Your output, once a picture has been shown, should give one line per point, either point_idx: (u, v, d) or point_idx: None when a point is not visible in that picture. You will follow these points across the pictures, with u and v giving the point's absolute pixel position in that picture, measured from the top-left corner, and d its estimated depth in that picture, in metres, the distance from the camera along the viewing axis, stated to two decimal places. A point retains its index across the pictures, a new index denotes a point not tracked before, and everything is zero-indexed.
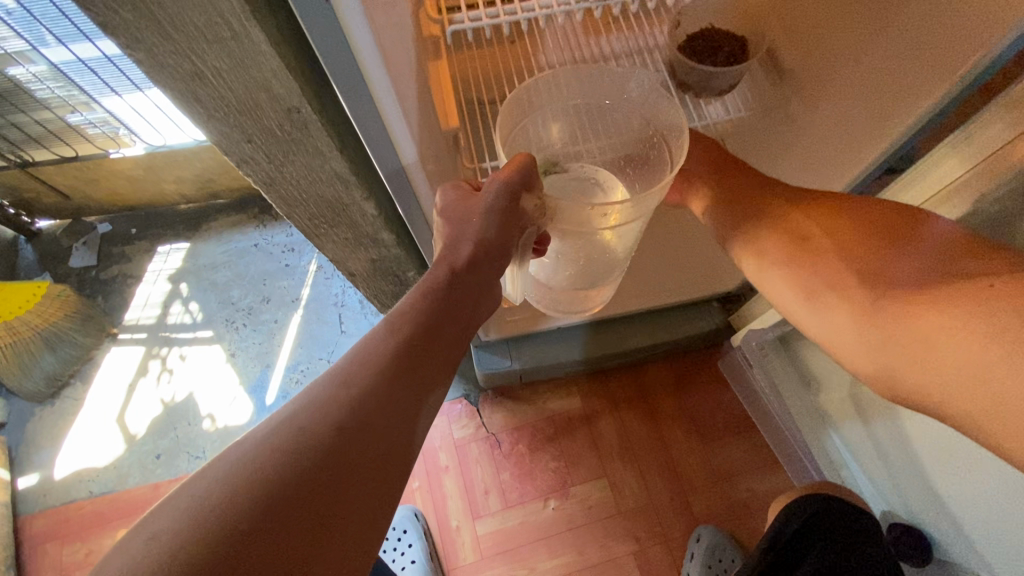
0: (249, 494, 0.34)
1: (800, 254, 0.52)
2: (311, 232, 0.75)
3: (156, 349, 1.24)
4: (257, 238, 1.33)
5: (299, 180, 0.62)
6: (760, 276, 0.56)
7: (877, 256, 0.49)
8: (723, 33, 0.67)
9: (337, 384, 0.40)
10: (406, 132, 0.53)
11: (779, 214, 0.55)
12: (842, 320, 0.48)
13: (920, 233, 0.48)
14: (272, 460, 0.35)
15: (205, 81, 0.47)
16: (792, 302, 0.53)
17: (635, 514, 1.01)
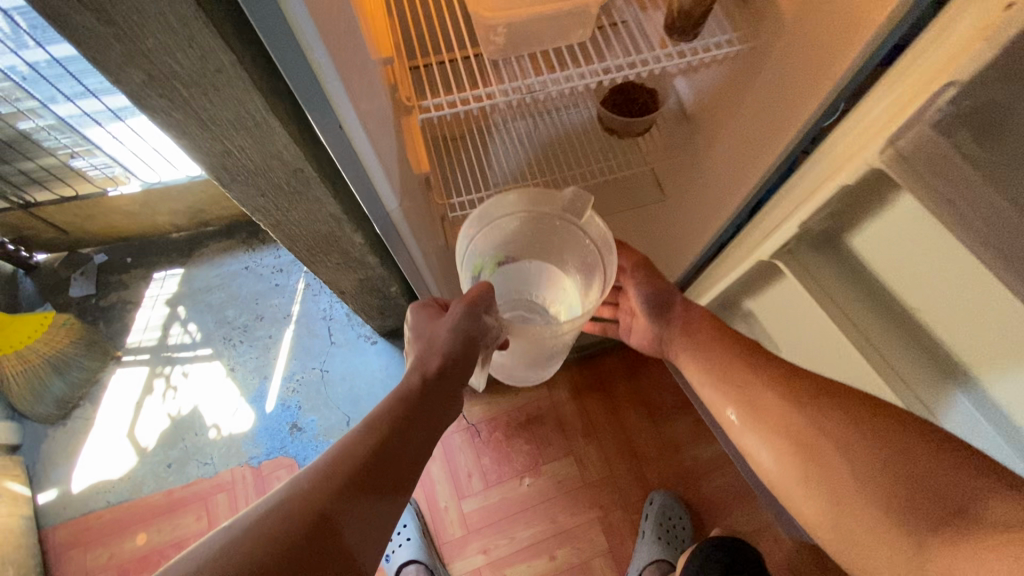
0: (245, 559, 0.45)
1: (806, 460, 0.56)
2: (308, 260, 0.89)
3: (159, 368, 1.35)
4: (247, 261, 1.45)
5: (300, 221, 0.76)
6: (770, 464, 0.59)
7: (881, 477, 0.51)
8: (639, 86, 0.83)
9: (322, 472, 0.52)
10: (389, 186, 0.67)
11: (781, 418, 0.59)
12: (860, 534, 0.51)
13: (916, 448, 0.50)
14: (267, 531, 0.47)
15: (231, 155, 0.61)
16: (801, 499, 0.56)
17: (598, 485, 1.18)
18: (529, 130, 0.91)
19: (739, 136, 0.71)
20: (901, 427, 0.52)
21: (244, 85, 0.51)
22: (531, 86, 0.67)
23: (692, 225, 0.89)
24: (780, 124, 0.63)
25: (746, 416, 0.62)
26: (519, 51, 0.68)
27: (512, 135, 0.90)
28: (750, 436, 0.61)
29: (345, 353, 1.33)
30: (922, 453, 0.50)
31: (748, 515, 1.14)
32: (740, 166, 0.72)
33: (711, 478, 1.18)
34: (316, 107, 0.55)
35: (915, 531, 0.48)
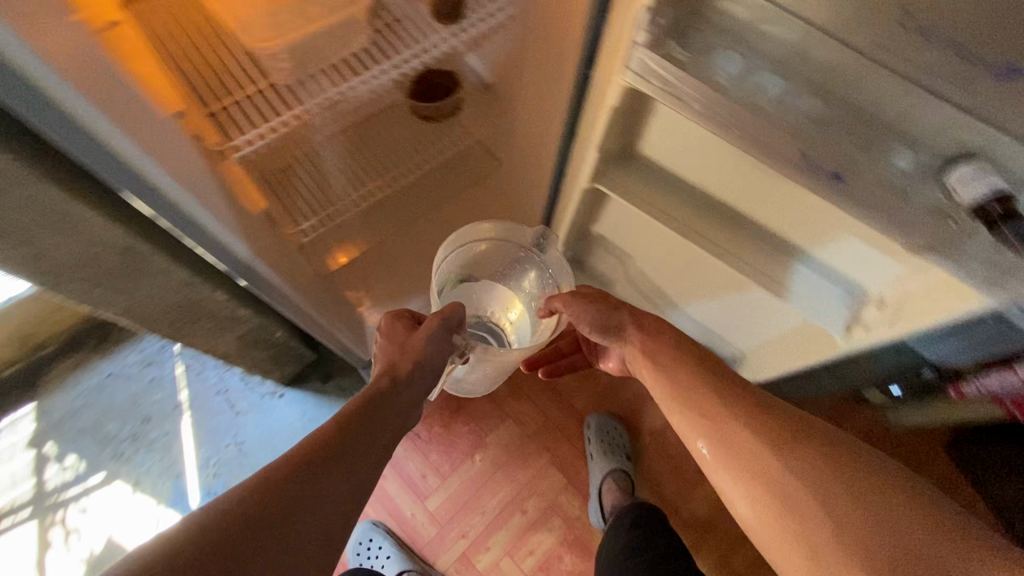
0: (212, 527, 0.44)
1: (784, 509, 0.53)
2: (176, 334, 0.86)
3: (50, 517, 1.20)
4: (108, 367, 1.31)
5: (151, 297, 0.74)
6: (748, 511, 0.56)
7: (873, 544, 0.48)
8: (439, 71, 0.88)
9: (296, 459, 0.51)
10: (229, 229, 0.69)
11: (768, 466, 0.56)
12: None
13: (912, 518, 0.49)
14: (237, 506, 0.46)
15: (46, 255, 0.57)
16: (779, 550, 0.53)
17: (540, 434, 1.27)
18: (355, 141, 0.94)
19: (534, 92, 0.81)
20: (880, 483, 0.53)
21: (31, 179, 0.49)
22: (333, 98, 0.70)
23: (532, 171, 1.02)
24: (556, 75, 0.73)
25: (721, 450, 0.59)
26: (309, 69, 0.72)
27: (340, 149, 0.91)
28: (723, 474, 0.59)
29: (256, 416, 1.27)
30: (905, 510, 0.50)
31: None
32: (544, 117, 0.82)
33: (629, 385, 1.33)
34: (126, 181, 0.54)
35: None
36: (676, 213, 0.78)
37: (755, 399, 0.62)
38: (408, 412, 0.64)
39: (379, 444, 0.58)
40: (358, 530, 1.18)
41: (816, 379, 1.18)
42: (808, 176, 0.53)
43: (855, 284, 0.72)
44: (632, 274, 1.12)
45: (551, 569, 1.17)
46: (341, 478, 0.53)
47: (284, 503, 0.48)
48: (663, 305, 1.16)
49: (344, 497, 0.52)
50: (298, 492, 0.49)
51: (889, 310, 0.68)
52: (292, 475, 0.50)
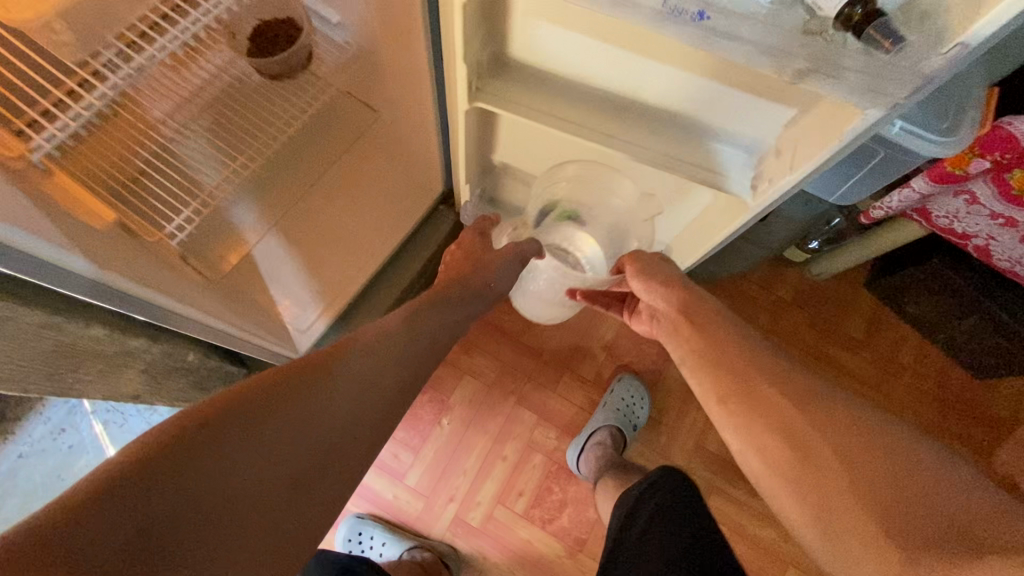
0: (171, 448, 0.43)
1: (801, 459, 0.55)
2: (62, 388, 0.76)
3: None
4: (12, 449, 1.15)
5: (11, 353, 0.64)
6: (756, 460, 0.60)
7: (893, 496, 0.49)
8: (274, 23, 0.83)
9: (264, 395, 0.51)
10: (67, 251, 0.55)
11: (781, 416, 0.59)
12: (863, 556, 0.48)
13: (938, 480, 0.49)
14: (197, 430, 0.45)
15: None
16: (785, 494, 0.56)
17: (500, 380, 1.26)
18: (209, 123, 0.84)
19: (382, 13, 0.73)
20: (912, 457, 0.51)
21: None
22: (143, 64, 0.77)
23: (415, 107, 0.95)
24: None
25: (740, 404, 0.62)
26: None
27: (194, 137, 0.83)
28: (744, 449, 0.61)
29: None
30: (937, 484, 0.49)
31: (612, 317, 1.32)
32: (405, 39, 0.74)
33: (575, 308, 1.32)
34: None
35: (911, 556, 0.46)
36: (564, 115, 0.75)
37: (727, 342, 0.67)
38: (362, 365, 0.61)
39: (325, 388, 0.56)
40: (346, 527, 1.15)
41: (743, 250, 1.21)
42: (672, 24, 0.50)
43: (749, 140, 0.72)
44: None
45: (545, 502, 1.18)
46: (275, 418, 0.50)
47: (214, 432, 0.46)
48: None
49: (279, 432, 0.50)
50: (232, 426, 0.47)
51: (785, 157, 0.66)
52: (226, 407, 0.48)
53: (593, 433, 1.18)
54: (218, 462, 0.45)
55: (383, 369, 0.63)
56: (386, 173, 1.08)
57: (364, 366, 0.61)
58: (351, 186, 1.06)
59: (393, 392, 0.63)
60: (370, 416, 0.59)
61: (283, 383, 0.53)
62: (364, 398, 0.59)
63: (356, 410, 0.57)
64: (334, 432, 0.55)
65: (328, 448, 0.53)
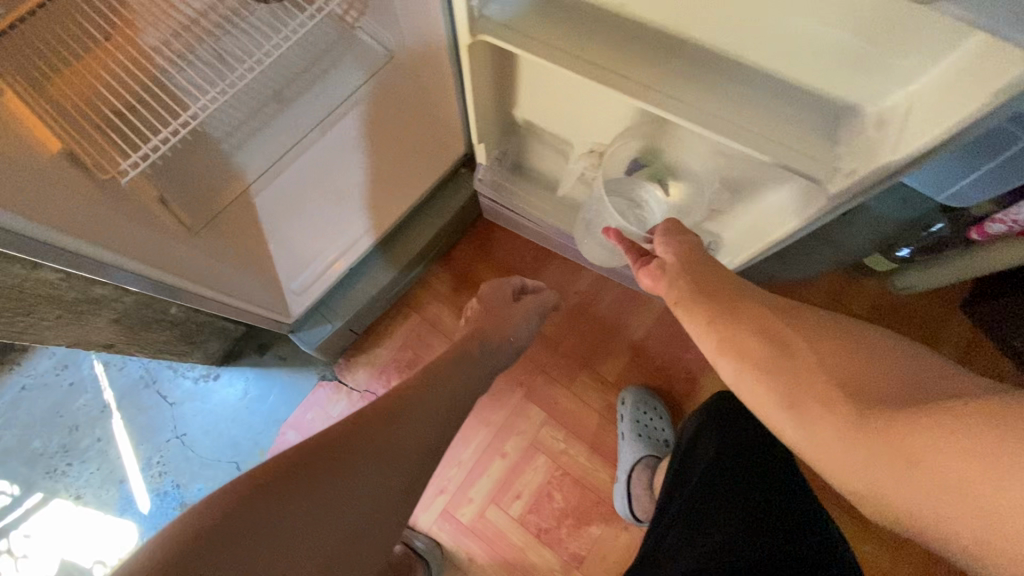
0: (229, 510, 0.48)
1: (771, 347, 0.53)
2: (14, 330, 0.70)
3: None
4: (20, 379, 1.16)
5: None
6: (730, 373, 0.54)
7: (856, 369, 0.48)
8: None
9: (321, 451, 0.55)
10: None
11: (760, 321, 0.55)
12: (820, 433, 0.46)
13: (898, 357, 0.48)
14: (255, 488, 0.50)
15: None
16: (751, 386, 0.52)
17: (509, 368, 1.14)
18: (209, 54, 0.75)
19: None
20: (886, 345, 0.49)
21: None
22: None
23: (431, 40, 0.81)
24: None
25: (725, 319, 0.56)
26: None
27: (186, 67, 0.74)
28: (724, 361, 0.55)
29: (193, 405, 1.14)
30: (906, 363, 0.47)
31: (644, 312, 1.16)
32: None
33: (602, 298, 1.17)
34: None
35: (870, 420, 0.43)
36: (594, 57, 0.59)
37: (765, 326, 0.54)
38: (394, 426, 0.62)
39: (360, 451, 0.57)
40: None
41: (812, 249, 1.04)
42: None
43: (839, 104, 0.54)
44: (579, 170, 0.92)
45: (543, 509, 1.07)
46: (313, 492, 0.52)
47: (257, 508, 0.48)
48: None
49: (319, 502, 0.52)
50: (274, 499, 0.50)
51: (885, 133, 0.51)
52: (267, 483, 0.50)
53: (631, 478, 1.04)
54: (272, 516, 0.49)
55: (414, 427, 0.63)
56: (400, 127, 0.96)
57: (394, 425, 0.62)
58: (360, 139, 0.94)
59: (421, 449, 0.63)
60: (404, 479, 0.59)
61: (337, 441, 0.57)
62: (395, 466, 0.59)
63: (393, 474, 0.58)
64: (371, 497, 0.56)
65: (367, 516, 0.55)
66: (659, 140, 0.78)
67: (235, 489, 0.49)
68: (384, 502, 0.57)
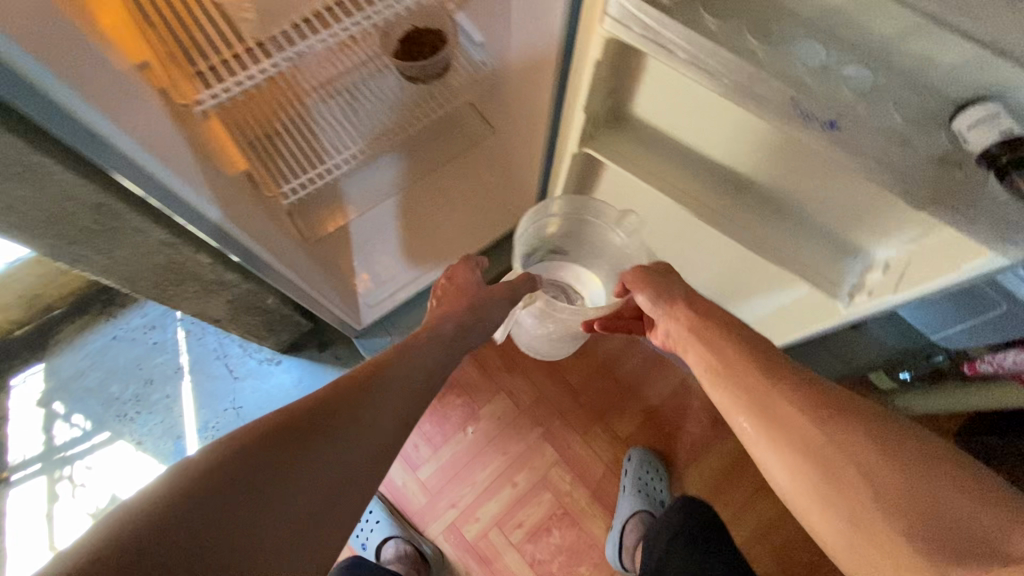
0: (185, 487, 0.47)
1: (819, 466, 0.53)
2: (162, 296, 0.87)
3: (58, 472, 1.25)
4: (113, 330, 1.34)
5: (132, 258, 0.75)
6: (785, 480, 0.56)
7: (910, 492, 0.48)
8: (421, 30, 0.87)
9: (281, 432, 0.54)
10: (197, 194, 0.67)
11: (795, 424, 0.56)
12: (878, 557, 0.48)
13: (946, 472, 0.49)
14: (211, 468, 0.49)
15: (14, 209, 0.59)
16: (812, 510, 0.53)
17: (533, 407, 1.27)
18: (345, 106, 0.91)
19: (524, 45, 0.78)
20: (923, 455, 0.50)
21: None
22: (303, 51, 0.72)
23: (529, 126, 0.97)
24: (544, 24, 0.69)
25: (759, 421, 0.59)
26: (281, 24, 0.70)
27: (330, 114, 0.90)
28: (768, 454, 0.58)
29: (253, 382, 1.29)
30: (942, 481, 0.48)
31: (663, 381, 1.28)
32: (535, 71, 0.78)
33: (627, 361, 1.30)
34: (75, 135, 0.52)
35: (937, 561, 0.44)
36: (671, 177, 0.74)
37: (811, 425, 0.55)
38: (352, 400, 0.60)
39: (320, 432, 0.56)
40: None
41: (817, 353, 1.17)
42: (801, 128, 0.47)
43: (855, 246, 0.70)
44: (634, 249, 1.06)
45: (540, 541, 1.17)
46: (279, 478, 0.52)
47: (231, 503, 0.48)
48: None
49: (295, 490, 0.52)
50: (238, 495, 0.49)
51: (894, 274, 0.65)
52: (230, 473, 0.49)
53: (624, 529, 1.15)
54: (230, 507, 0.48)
55: (386, 398, 0.64)
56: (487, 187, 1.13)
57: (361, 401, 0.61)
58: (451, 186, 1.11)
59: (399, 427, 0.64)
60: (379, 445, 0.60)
61: (298, 419, 0.55)
62: (366, 444, 0.59)
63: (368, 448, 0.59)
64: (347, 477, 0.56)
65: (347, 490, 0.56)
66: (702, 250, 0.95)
67: (180, 480, 0.47)
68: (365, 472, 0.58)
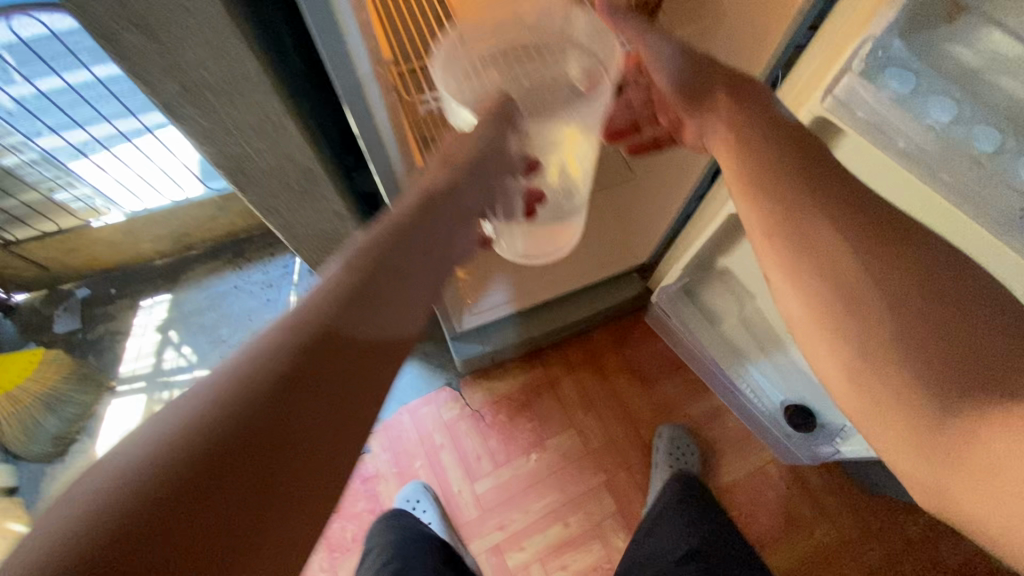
0: (191, 430, 0.31)
1: (836, 294, 0.43)
2: (313, 261, 0.96)
3: (158, 394, 1.37)
4: (236, 279, 1.46)
5: (308, 220, 0.82)
6: (794, 303, 0.46)
7: (937, 326, 0.39)
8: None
9: (301, 316, 0.38)
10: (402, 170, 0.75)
11: (822, 241, 0.44)
12: (880, 404, 0.40)
13: (984, 309, 0.39)
14: (229, 389, 0.33)
15: (249, 158, 0.66)
16: (815, 339, 0.44)
17: (600, 451, 1.25)
18: None
19: None
20: (972, 297, 0.39)
21: (268, 91, 0.57)
22: None
23: (677, 176, 1.01)
24: None
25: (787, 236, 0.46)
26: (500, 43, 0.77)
27: None
28: (787, 284, 0.46)
29: None
30: (982, 312, 0.38)
31: (738, 461, 1.24)
32: None
33: (704, 430, 1.27)
34: (348, 83, 0.59)
35: (949, 396, 0.38)
36: None
37: (836, 239, 0.44)
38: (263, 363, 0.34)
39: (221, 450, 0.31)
40: (408, 488, 1.20)
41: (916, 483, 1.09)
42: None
43: None
44: (748, 316, 1.05)
45: None
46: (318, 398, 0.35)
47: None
48: (781, 361, 1.04)
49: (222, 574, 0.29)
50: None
51: None
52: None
53: None
54: (248, 457, 0.32)
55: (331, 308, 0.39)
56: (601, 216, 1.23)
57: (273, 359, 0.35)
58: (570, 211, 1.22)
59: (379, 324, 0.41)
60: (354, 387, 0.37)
61: (330, 295, 0.40)
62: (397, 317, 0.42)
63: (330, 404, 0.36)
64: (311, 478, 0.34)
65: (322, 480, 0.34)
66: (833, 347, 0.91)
67: (95, 515, 0.28)
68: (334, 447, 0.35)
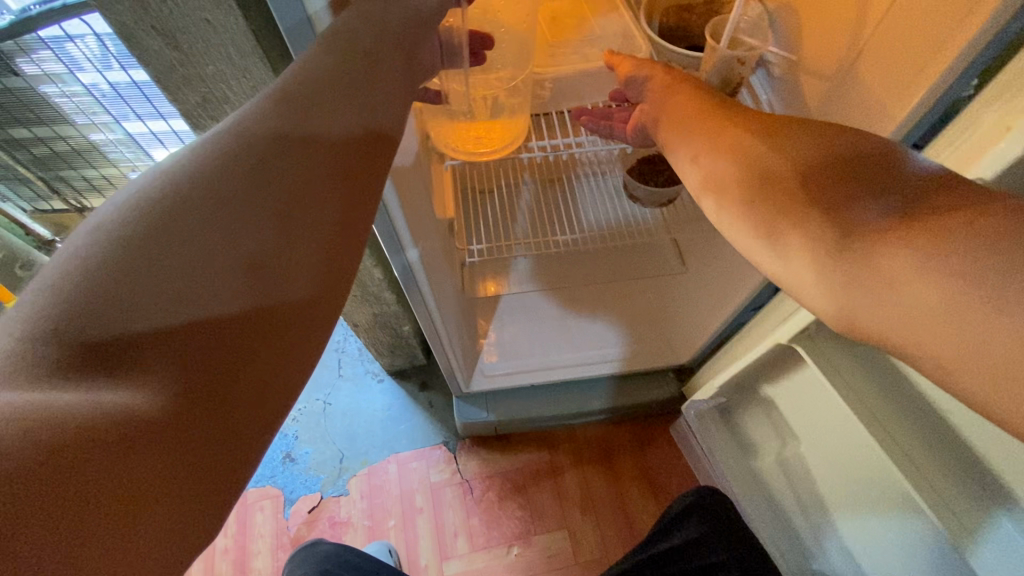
0: (169, 200, 0.34)
1: (751, 188, 0.44)
2: None
3: None
4: None
5: None
6: (714, 212, 0.48)
7: (841, 185, 0.40)
8: (666, 158, 0.86)
9: (245, 134, 0.38)
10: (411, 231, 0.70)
11: (736, 145, 0.47)
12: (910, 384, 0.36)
13: (881, 154, 0.40)
14: (209, 163, 0.36)
15: None
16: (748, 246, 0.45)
17: (590, 565, 1.10)
18: (563, 200, 1.05)
19: None
20: (868, 161, 0.40)
21: None
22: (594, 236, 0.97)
23: (730, 282, 0.88)
24: None
25: (709, 160, 0.48)
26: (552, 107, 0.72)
27: (530, 204, 1.05)
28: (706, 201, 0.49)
29: (350, 388, 1.31)
30: (887, 172, 0.39)
31: None
32: None
33: None
34: None
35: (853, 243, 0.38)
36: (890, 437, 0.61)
37: (733, 146, 0.47)
38: (218, 186, 0.35)
39: (186, 270, 0.32)
40: (371, 548, 1.10)
41: None
42: None
43: None
44: (788, 461, 0.90)
45: None
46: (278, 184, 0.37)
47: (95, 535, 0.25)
48: (812, 514, 0.87)
49: (200, 410, 0.31)
50: (99, 495, 0.26)
51: None
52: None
53: None
54: (225, 232, 0.34)
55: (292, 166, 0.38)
56: (642, 300, 1.15)
57: (218, 188, 0.35)
58: (610, 286, 1.14)
59: (347, 161, 0.42)
60: (318, 236, 0.39)
61: (281, 95, 0.41)
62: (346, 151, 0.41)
63: (292, 248, 0.37)
64: (292, 306, 0.36)
65: (299, 312, 0.37)
66: (867, 503, 0.75)
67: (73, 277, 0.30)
68: (310, 283, 0.38)
